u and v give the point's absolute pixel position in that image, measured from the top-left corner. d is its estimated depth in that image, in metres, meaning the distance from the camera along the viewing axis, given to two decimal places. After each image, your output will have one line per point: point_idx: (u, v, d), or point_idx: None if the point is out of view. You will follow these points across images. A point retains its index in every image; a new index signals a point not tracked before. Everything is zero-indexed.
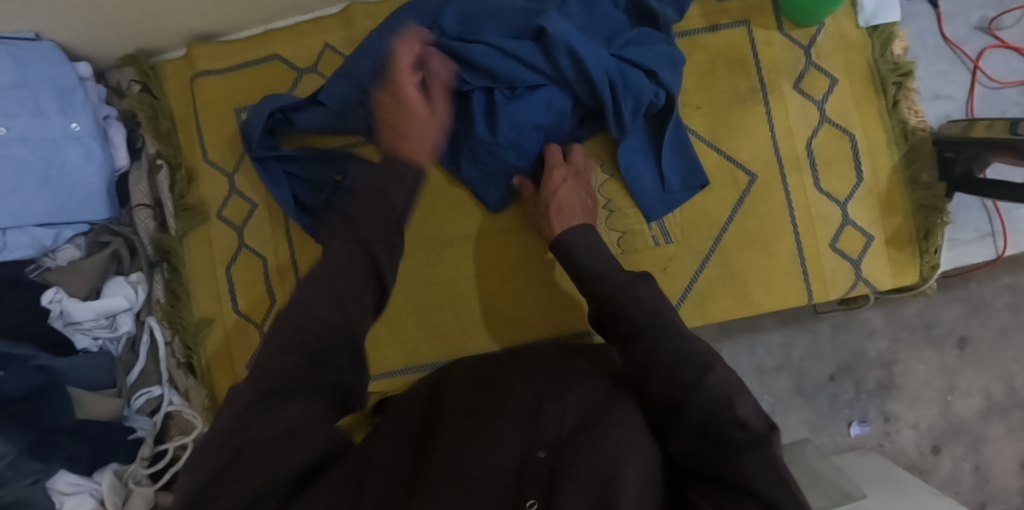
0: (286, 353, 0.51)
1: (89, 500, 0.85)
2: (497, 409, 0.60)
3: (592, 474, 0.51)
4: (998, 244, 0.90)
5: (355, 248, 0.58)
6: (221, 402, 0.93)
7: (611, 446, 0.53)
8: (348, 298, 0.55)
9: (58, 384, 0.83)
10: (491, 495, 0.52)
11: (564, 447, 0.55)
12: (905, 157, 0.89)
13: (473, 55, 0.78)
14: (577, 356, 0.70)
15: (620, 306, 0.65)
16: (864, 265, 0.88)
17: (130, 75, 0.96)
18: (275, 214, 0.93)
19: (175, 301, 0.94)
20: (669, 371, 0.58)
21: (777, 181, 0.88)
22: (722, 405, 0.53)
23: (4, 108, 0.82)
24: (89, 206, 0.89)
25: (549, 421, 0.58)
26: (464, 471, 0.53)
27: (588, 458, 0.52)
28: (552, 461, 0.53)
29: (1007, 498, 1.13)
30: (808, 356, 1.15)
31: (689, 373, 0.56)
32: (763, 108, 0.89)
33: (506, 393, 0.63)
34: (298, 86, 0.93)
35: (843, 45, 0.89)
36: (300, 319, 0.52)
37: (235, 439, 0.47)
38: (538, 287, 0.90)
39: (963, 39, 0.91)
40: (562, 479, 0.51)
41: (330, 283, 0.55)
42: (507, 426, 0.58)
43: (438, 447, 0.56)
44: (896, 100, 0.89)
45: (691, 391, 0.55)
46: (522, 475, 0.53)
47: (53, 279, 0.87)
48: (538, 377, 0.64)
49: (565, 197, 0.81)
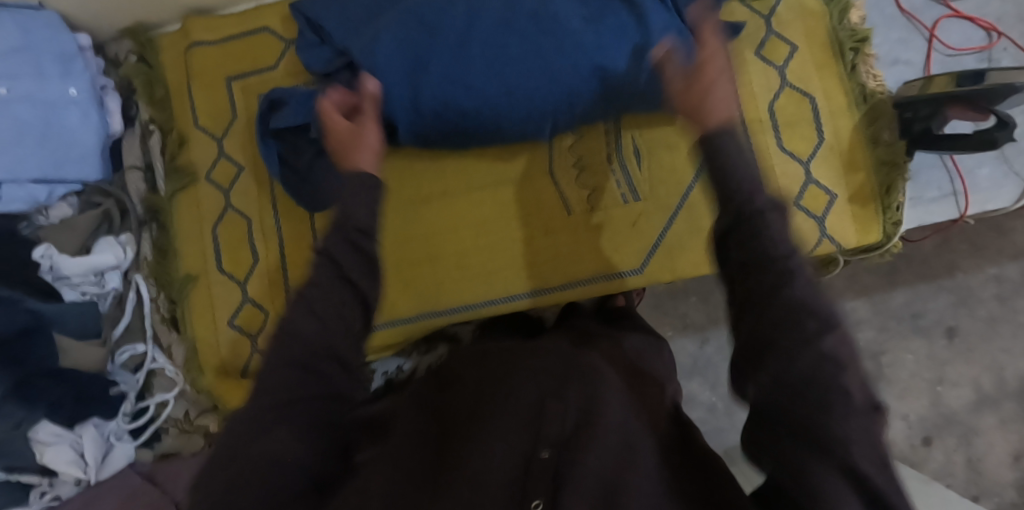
0: (281, 369, 0.50)
1: (70, 452, 0.87)
2: (502, 407, 0.60)
3: (595, 473, 0.54)
4: (960, 203, 0.93)
5: (341, 285, 0.53)
6: (203, 358, 0.96)
7: (609, 451, 0.56)
8: (333, 314, 0.52)
9: (43, 328, 0.86)
10: (499, 491, 0.52)
11: (567, 446, 0.56)
12: (864, 118, 0.92)
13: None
14: (585, 354, 0.69)
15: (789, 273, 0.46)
16: (827, 221, 0.91)
17: (127, 47, 1.02)
18: (260, 177, 0.96)
19: (161, 258, 0.97)
20: (778, 322, 0.45)
21: (741, 141, 0.91)
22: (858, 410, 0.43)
23: (7, 69, 0.86)
24: (83, 167, 0.94)
25: (552, 417, 0.58)
26: (470, 469, 0.54)
27: (590, 458, 0.54)
28: (556, 460, 0.54)
29: (1002, 492, 1.11)
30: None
31: (840, 353, 0.44)
32: (727, 73, 0.92)
33: (506, 388, 0.63)
34: (285, 56, 0.96)
35: (804, 14, 0.93)
36: (292, 337, 0.51)
37: (228, 462, 0.47)
38: (517, 249, 0.92)
39: (920, 9, 0.95)
40: (567, 480, 0.52)
41: (318, 300, 0.52)
42: (510, 423, 0.58)
43: (450, 447, 0.58)
44: (853, 65, 0.92)
45: (802, 349, 0.44)
46: (527, 472, 0.54)
47: (45, 235, 0.91)
48: (543, 371, 0.64)
49: (725, 95, 0.57)
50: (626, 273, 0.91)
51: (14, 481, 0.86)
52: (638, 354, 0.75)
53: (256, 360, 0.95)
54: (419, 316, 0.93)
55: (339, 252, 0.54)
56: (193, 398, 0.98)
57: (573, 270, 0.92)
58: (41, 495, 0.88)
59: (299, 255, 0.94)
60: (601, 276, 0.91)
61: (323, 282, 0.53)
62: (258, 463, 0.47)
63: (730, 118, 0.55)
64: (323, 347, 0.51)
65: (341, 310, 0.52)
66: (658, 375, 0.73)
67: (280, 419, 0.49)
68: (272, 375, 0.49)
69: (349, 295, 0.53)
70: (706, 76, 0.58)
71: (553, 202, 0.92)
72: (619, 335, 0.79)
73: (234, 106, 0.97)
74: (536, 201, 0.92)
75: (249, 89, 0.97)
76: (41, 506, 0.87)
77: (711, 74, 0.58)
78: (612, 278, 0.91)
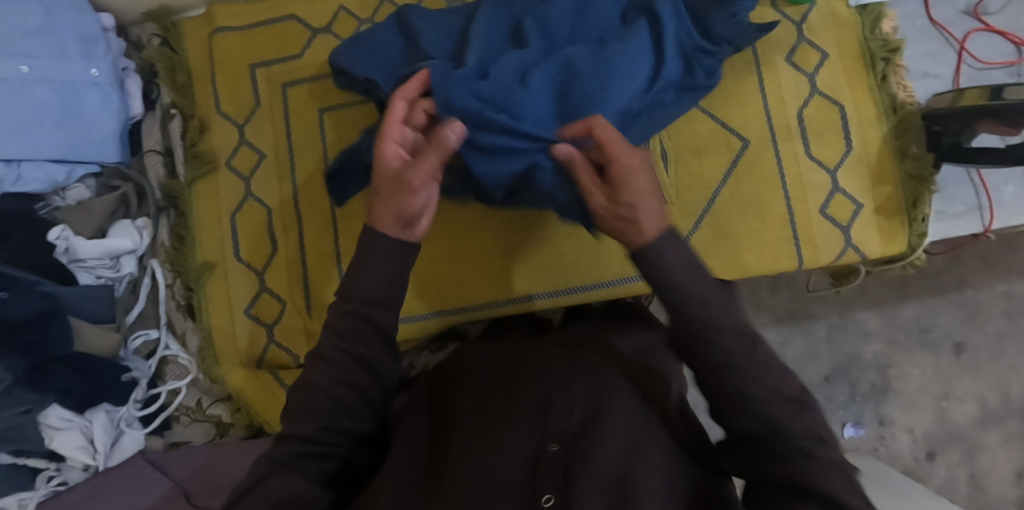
0: (295, 418, 0.59)
1: (80, 438, 0.86)
2: (511, 407, 0.65)
3: (605, 467, 0.57)
4: (985, 218, 0.92)
5: (352, 351, 0.60)
6: (217, 347, 0.95)
7: (619, 442, 0.59)
8: (342, 375, 0.59)
9: (61, 312, 0.82)
10: (506, 485, 0.57)
11: (575, 442, 0.60)
12: (894, 128, 0.91)
13: (442, 28, 0.81)
14: (585, 353, 0.72)
15: (718, 343, 0.52)
16: (853, 232, 0.91)
17: (151, 30, 1.01)
18: (282, 166, 0.95)
19: (179, 245, 0.97)
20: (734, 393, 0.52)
21: (770, 148, 0.91)
22: (815, 441, 0.50)
23: (28, 49, 0.86)
24: (102, 149, 0.91)
25: (558, 414, 0.62)
26: (480, 470, 0.59)
27: (598, 451, 0.58)
28: (565, 454, 0.58)
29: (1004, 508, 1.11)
30: (803, 356, 1.15)
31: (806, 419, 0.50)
32: (757, 79, 0.92)
33: (513, 389, 0.67)
34: (311, 45, 0.96)
35: (836, 23, 0.93)
36: (308, 393, 0.59)
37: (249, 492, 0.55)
38: (468, 264, 0.95)
39: (951, 21, 0.95)
40: (576, 473, 0.56)
41: (329, 378, 0.59)
42: (520, 423, 0.63)
43: (456, 446, 0.62)
44: (884, 75, 0.92)
45: (767, 417, 0.50)
46: (536, 467, 0.58)
47: (61, 216, 0.90)
48: (544, 369, 0.69)
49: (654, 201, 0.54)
50: (568, 292, 0.93)
51: (20, 465, 0.85)
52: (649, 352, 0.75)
53: (271, 350, 0.94)
54: (435, 313, 0.95)
55: (353, 328, 0.60)
56: (206, 387, 0.96)
57: (592, 271, 0.93)
58: (47, 480, 0.86)
59: (319, 245, 0.93)
60: (623, 279, 0.92)
61: (334, 354, 0.60)
62: (276, 500, 0.54)
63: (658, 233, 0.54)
64: (331, 419, 0.59)
65: (354, 388, 0.60)
66: (663, 364, 0.73)
67: (292, 465, 0.57)
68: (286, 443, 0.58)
69: (360, 374, 0.60)
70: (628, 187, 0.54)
71: (509, 219, 0.95)
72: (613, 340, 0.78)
73: (258, 93, 0.97)
74: (491, 217, 0.95)
75: (273, 77, 0.96)
76: (48, 490, 0.86)
77: (638, 179, 0.54)
78: (554, 297, 0.93)
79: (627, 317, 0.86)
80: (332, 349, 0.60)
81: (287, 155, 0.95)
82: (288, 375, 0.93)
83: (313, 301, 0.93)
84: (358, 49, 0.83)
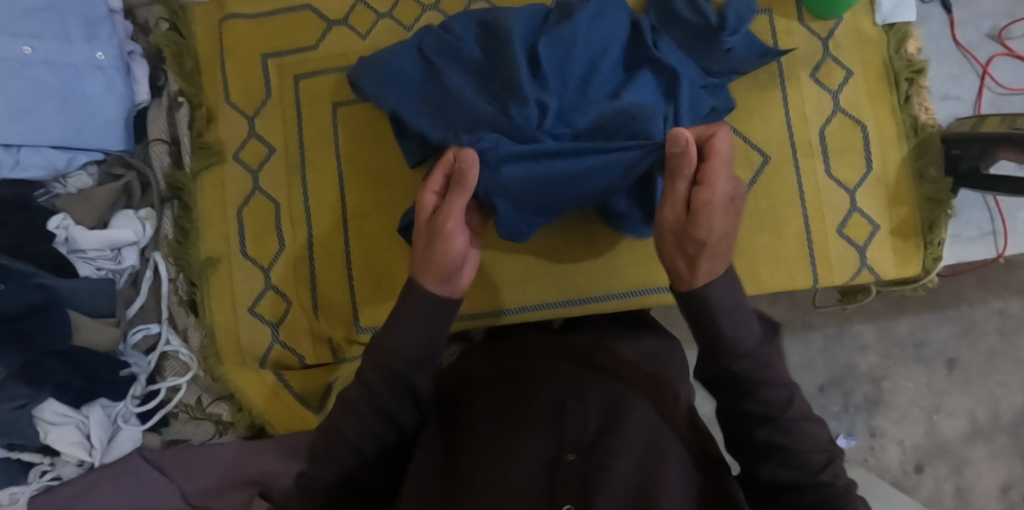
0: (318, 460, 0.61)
1: (75, 433, 0.83)
2: (524, 411, 0.63)
3: (624, 479, 0.57)
4: (998, 244, 0.93)
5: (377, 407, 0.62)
6: (221, 344, 0.93)
7: (637, 456, 0.59)
8: (370, 428, 0.62)
9: (58, 305, 0.81)
10: (526, 497, 0.56)
11: (593, 451, 0.59)
12: (914, 150, 0.91)
13: (466, 38, 0.80)
14: (598, 357, 0.71)
15: (755, 385, 0.58)
16: (869, 252, 0.90)
17: (158, 13, 0.97)
18: (292, 160, 0.92)
19: (183, 238, 0.94)
20: (782, 431, 0.57)
21: (790, 165, 0.90)
22: (839, 489, 0.56)
23: (30, 28, 0.82)
24: (105, 136, 0.88)
25: (574, 422, 0.61)
26: (497, 480, 0.57)
27: (617, 461, 0.57)
28: (584, 464, 0.58)
29: None
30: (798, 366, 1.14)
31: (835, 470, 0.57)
32: (780, 94, 0.91)
33: (526, 392, 0.66)
34: (326, 37, 0.93)
35: (861, 40, 0.92)
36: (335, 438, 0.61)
37: None
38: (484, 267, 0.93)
39: (975, 44, 0.94)
40: (596, 485, 0.56)
41: (357, 427, 0.62)
42: (535, 431, 0.61)
43: (470, 452, 0.61)
44: (907, 96, 0.91)
45: (808, 460, 0.56)
46: (554, 479, 0.57)
47: (62, 205, 0.86)
48: (557, 375, 0.67)
49: (729, 232, 0.60)
50: (584, 301, 0.91)
51: (14, 459, 0.82)
52: (657, 354, 0.75)
53: (275, 349, 0.92)
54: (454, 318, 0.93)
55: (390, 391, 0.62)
56: (206, 385, 0.94)
57: (602, 280, 0.92)
58: (41, 474, 0.84)
59: (330, 244, 0.91)
60: (637, 290, 0.91)
61: (366, 410, 0.62)
62: None
63: (724, 267, 0.60)
64: (353, 464, 0.61)
65: (379, 439, 0.63)
66: (672, 373, 0.72)
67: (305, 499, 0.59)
68: (305, 480, 0.61)
69: (388, 428, 0.63)
70: (710, 218, 0.58)
71: None
72: (613, 346, 0.74)
73: (269, 83, 0.94)
74: None
75: (286, 68, 0.93)
76: (40, 485, 0.83)
77: (714, 213, 0.58)
78: (567, 306, 0.91)
79: (637, 323, 0.84)
80: (364, 398, 0.62)
81: (297, 150, 0.92)
82: (294, 377, 0.92)
83: (321, 302, 0.91)
84: (380, 72, 0.83)
